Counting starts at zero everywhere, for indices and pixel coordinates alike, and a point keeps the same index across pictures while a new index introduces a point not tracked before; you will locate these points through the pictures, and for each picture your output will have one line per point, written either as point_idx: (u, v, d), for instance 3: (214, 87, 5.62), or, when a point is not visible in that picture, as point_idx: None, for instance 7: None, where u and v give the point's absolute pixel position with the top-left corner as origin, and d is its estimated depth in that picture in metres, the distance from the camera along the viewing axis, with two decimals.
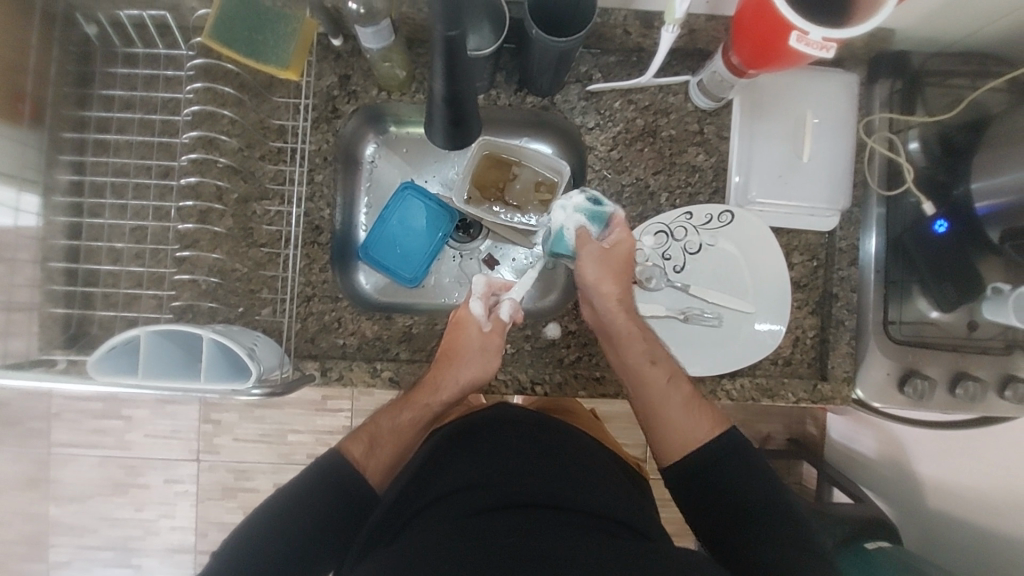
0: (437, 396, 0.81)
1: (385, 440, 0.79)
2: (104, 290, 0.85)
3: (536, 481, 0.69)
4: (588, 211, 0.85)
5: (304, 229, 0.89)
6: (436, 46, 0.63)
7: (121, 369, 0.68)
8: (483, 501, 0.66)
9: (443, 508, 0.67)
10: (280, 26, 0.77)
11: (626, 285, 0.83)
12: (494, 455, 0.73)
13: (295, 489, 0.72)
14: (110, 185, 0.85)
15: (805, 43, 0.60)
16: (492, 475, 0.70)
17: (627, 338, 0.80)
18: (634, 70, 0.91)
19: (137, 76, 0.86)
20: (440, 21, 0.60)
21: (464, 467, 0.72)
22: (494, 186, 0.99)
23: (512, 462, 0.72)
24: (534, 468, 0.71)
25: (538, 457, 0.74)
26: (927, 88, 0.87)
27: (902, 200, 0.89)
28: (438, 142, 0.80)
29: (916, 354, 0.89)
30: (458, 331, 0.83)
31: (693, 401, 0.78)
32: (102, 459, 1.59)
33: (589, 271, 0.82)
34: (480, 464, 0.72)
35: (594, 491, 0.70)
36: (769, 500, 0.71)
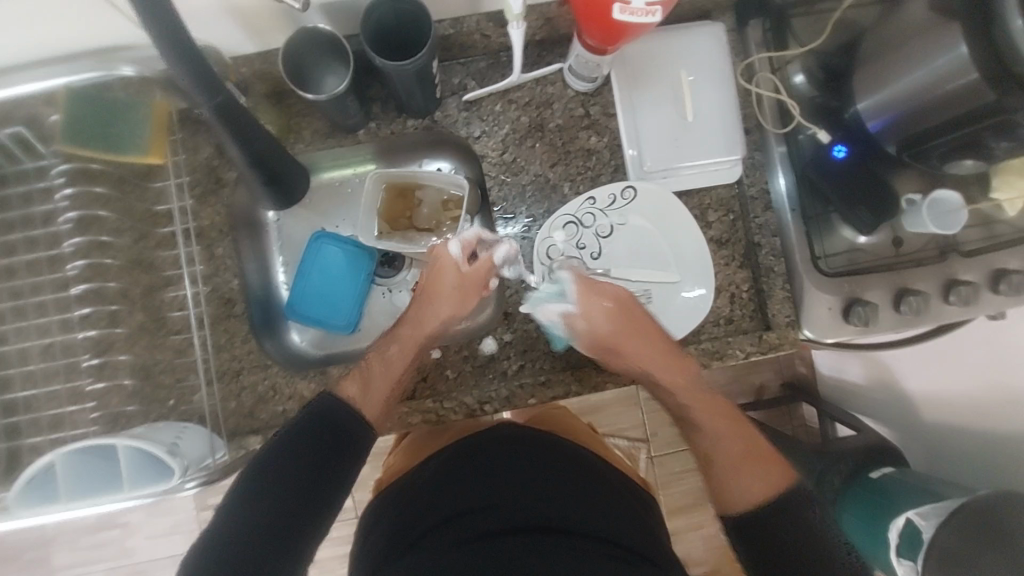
0: (427, 329, 0.81)
1: (380, 378, 0.78)
2: (26, 417, 0.82)
3: (534, 502, 0.66)
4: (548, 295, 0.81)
5: (214, 305, 0.90)
6: (211, 116, 0.64)
7: (43, 497, 0.67)
8: (491, 525, 0.63)
9: (449, 533, 0.64)
10: (131, 115, 0.78)
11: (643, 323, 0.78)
12: (486, 479, 0.70)
13: (274, 469, 0.67)
14: (10, 310, 0.83)
15: (629, 12, 0.59)
16: (488, 500, 0.67)
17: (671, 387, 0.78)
18: (507, 70, 0.90)
19: (10, 194, 0.83)
20: (203, 94, 0.60)
21: (457, 494, 0.68)
22: (402, 216, 0.96)
23: (507, 485, 0.69)
24: (531, 487, 0.68)
25: (533, 475, 0.70)
26: (795, 19, 0.86)
27: (799, 136, 0.88)
28: (267, 200, 0.83)
29: (853, 281, 0.88)
30: (436, 272, 0.81)
31: (744, 459, 0.73)
32: (109, 571, 1.57)
33: (599, 323, 0.78)
34: (473, 490, 0.68)
35: (590, 509, 0.67)
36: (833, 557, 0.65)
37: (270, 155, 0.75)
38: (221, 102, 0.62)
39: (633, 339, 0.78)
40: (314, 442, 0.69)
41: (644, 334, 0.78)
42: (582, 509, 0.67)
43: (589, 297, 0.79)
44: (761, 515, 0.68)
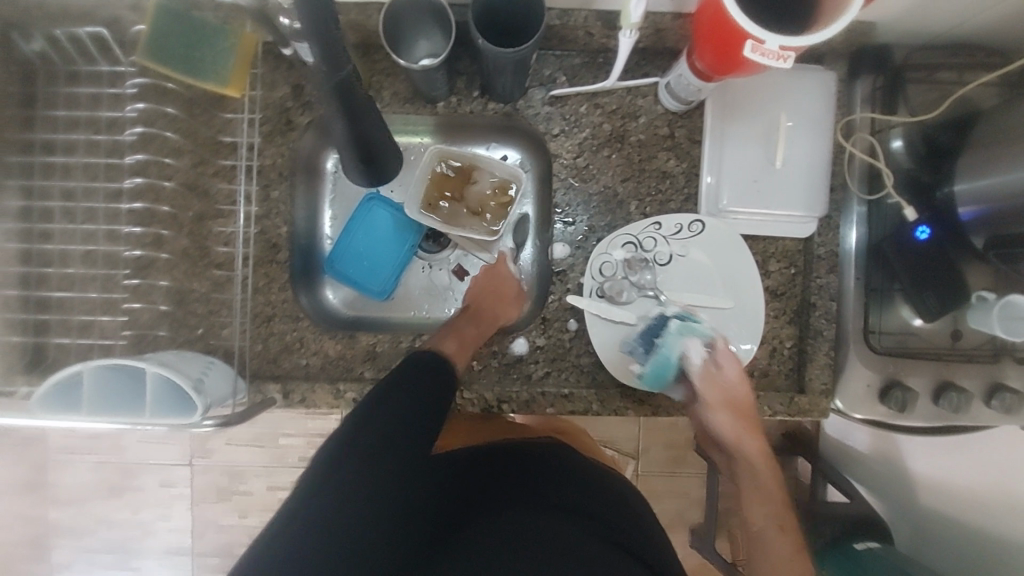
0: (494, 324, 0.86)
1: (468, 346, 0.81)
2: (58, 317, 0.83)
3: (566, 501, 0.73)
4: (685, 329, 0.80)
5: (259, 247, 0.87)
6: (327, 89, 0.61)
7: (66, 404, 0.67)
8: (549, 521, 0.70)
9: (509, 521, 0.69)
10: (218, 41, 0.73)
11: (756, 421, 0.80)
12: (530, 472, 0.76)
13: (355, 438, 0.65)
14: (60, 208, 0.83)
15: (761, 52, 0.55)
16: (535, 488, 0.74)
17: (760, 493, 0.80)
18: (600, 72, 0.87)
19: (80, 94, 0.82)
20: (325, 73, 0.58)
21: (502, 483, 0.75)
22: (446, 193, 0.94)
23: (549, 479, 0.75)
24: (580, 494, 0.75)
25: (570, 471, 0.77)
26: (909, 84, 0.82)
27: (882, 204, 0.85)
28: (354, 179, 0.80)
29: (899, 363, 0.85)
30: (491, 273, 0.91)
31: (784, 532, 0.77)
32: (97, 465, 1.61)
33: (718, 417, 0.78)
34: (519, 480, 0.75)
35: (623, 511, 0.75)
36: None
37: (373, 135, 0.72)
38: (341, 79, 0.60)
39: (736, 419, 0.78)
40: (425, 394, 0.70)
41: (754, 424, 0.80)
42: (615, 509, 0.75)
43: (710, 379, 0.78)
44: None
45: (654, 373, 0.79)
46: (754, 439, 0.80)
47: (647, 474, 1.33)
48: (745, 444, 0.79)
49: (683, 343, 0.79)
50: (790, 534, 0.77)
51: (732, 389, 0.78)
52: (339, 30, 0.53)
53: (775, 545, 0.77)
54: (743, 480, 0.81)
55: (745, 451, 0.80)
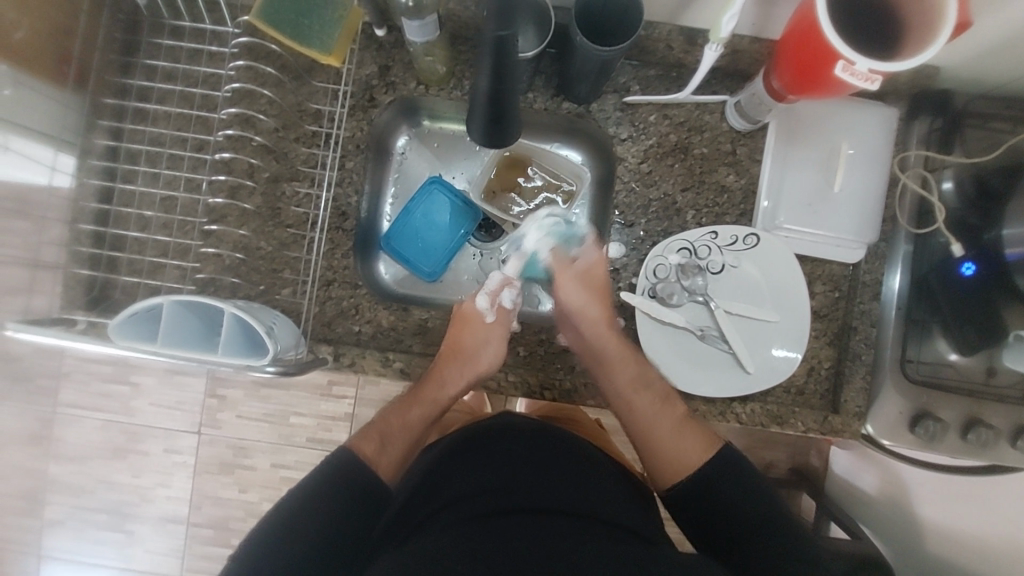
0: (445, 391, 0.85)
1: (396, 439, 0.79)
2: (129, 256, 0.85)
3: (519, 477, 0.72)
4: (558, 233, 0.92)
5: (330, 215, 0.90)
6: (485, 45, 0.63)
7: (141, 335, 0.69)
8: (497, 503, 0.68)
9: (460, 509, 0.68)
10: (326, 13, 0.80)
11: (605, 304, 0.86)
12: (504, 463, 0.74)
13: (310, 490, 0.69)
14: (146, 153, 0.86)
15: (850, 73, 0.60)
16: (505, 481, 0.71)
17: (617, 365, 0.83)
18: (673, 86, 0.91)
19: (181, 49, 0.87)
20: (491, 20, 0.60)
21: (474, 473, 0.73)
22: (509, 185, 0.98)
23: (523, 471, 0.73)
24: (533, 471, 0.73)
25: (550, 464, 0.75)
26: (966, 129, 0.86)
27: (929, 240, 0.88)
28: (477, 138, 0.77)
29: (931, 395, 0.88)
30: (464, 327, 0.87)
31: (685, 424, 0.80)
32: (106, 423, 1.56)
33: (571, 295, 0.86)
34: (490, 471, 0.73)
35: (604, 504, 0.71)
36: (763, 512, 0.70)
37: (509, 99, 0.70)
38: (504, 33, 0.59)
39: (586, 291, 0.86)
40: (335, 484, 0.70)
41: (599, 293, 0.87)
42: (594, 502, 0.71)
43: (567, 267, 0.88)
44: (699, 479, 0.73)
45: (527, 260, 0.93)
46: (602, 308, 0.85)
47: None
48: (597, 331, 0.83)
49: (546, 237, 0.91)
50: (704, 434, 0.78)
51: (591, 267, 0.88)
52: None
53: (666, 435, 0.78)
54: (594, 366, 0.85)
55: (608, 357, 0.83)
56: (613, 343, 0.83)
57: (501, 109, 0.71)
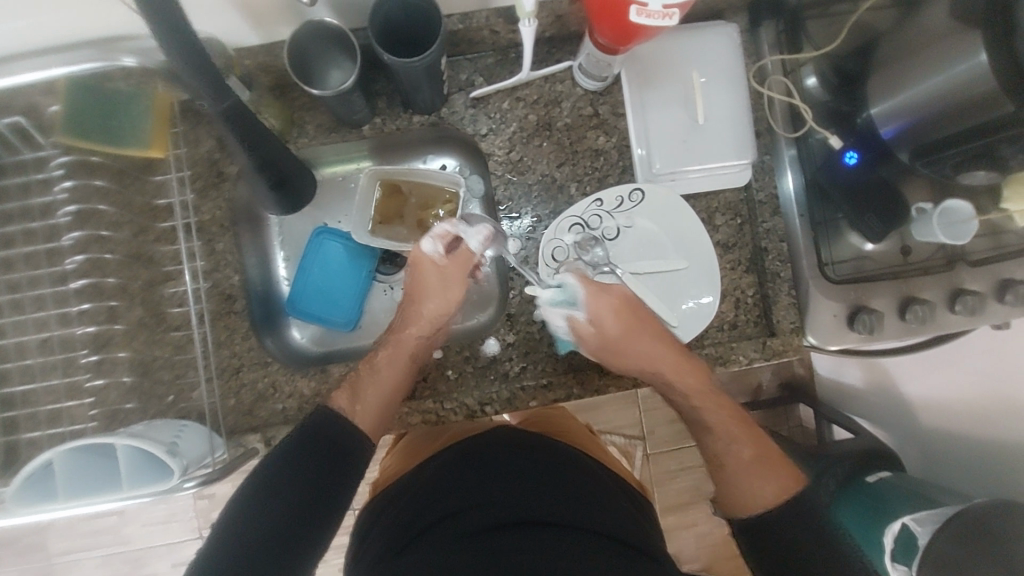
0: (407, 332, 0.81)
1: (370, 384, 0.78)
2: (24, 411, 0.80)
3: (509, 488, 0.67)
4: (560, 302, 0.79)
5: (214, 301, 0.87)
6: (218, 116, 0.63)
7: (41, 495, 0.66)
8: (487, 520, 0.63)
9: (445, 529, 0.63)
10: (132, 107, 0.77)
11: (641, 334, 0.78)
12: (493, 478, 0.69)
13: (268, 501, 0.65)
14: (6, 301, 0.80)
15: (646, 14, 0.57)
16: (492, 492, 0.67)
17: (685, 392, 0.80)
18: (516, 66, 0.89)
19: (6, 185, 0.80)
20: (208, 95, 0.59)
21: (462, 488, 0.69)
22: (391, 214, 0.93)
23: (511, 481, 0.68)
24: (527, 480, 0.69)
25: (541, 474, 0.70)
26: (809, 23, 0.85)
27: (809, 141, 0.87)
28: (271, 206, 0.81)
29: (859, 289, 0.87)
30: (416, 271, 0.82)
31: (759, 460, 0.74)
32: (104, 559, 1.47)
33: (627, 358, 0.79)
34: (480, 484, 0.68)
35: (595, 508, 0.67)
36: (823, 540, 0.66)
37: (278, 158, 0.74)
38: (226, 106, 0.62)
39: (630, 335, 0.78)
40: (306, 463, 0.67)
41: (653, 332, 0.79)
42: (581, 511, 0.66)
43: (591, 338, 0.78)
44: (774, 516, 0.69)
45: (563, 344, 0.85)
46: (671, 360, 0.79)
47: (655, 455, 1.28)
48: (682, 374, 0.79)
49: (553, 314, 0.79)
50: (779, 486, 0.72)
51: (606, 325, 0.77)
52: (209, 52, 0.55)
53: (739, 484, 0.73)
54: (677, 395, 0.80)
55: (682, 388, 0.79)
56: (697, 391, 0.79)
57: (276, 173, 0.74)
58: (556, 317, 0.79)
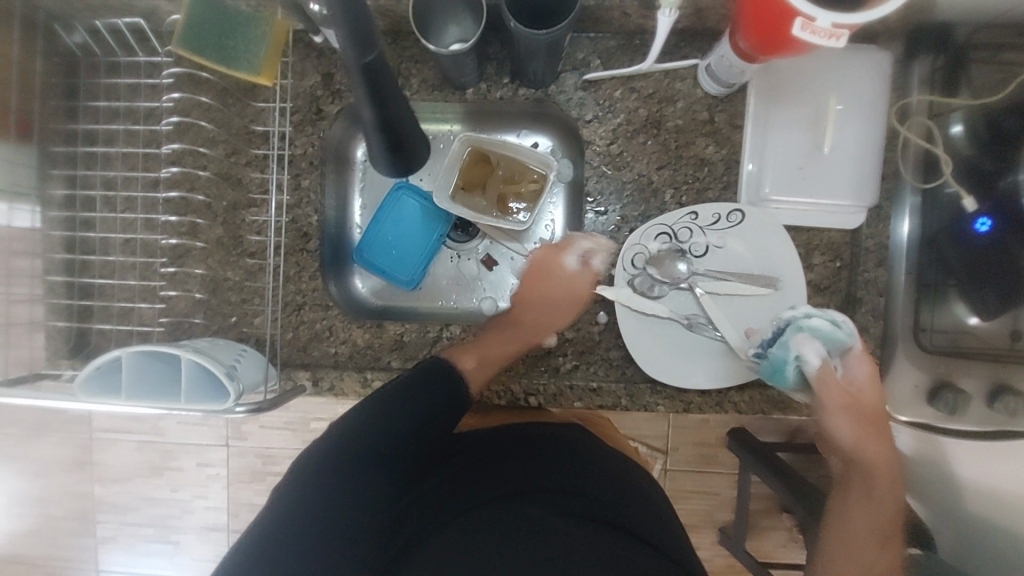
0: (536, 333, 0.84)
1: (493, 358, 0.81)
2: (100, 303, 0.85)
3: (575, 477, 0.67)
4: (825, 336, 0.73)
5: (290, 237, 0.87)
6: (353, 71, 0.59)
7: (106, 389, 0.69)
8: (553, 504, 0.63)
9: (507, 505, 0.62)
10: (249, 30, 0.74)
11: (879, 433, 0.76)
12: (557, 467, 0.68)
13: (354, 426, 0.66)
14: (102, 197, 0.85)
15: (811, 31, 0.52)
16: (558, 479, 0.66)
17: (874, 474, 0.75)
18: (637, 54, 0.84)
19: (119, 85, 0.84)
20: (353, 50, 0.56)
21: (527, 467, 0.68)
22: (474, 183, 0.91)
23: (576, 475, 0.68)
24: (589, 476, 0.68)
25: (601, 475, 0.69)
26: (973, 65, 0.77)
27: (940, 192, 0.80)
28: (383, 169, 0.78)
29: (949, 363, 0.81)
30: (548, 278, 0.85)
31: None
32: (139, 444, 1.51)
33: (842, 431, 0.76)
34: (545, 469, 0.68)
35: (647, 519, 0.66)
36: None
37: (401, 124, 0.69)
38: (370, 62, 0.58)
39: (860, 423, 0.76)
40: (411, 397, 0.69)
41: (875, 425, 0.76)
42: (638, 516, 0.65)
43: (832, 391, 0.75)
44: None
45: (768, 371, 0.76)
46: (879, 446, 0.76)
47: (675, 471, 1.22)
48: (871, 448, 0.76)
49: (799, 346, 0.73)
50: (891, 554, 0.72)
51: (860, 385, 0.76)
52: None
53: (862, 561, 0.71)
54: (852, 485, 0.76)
55: (869, 458, 0.76)
56: (883, 464, 0.75)
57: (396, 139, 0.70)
58: (810, 350, 0.73)
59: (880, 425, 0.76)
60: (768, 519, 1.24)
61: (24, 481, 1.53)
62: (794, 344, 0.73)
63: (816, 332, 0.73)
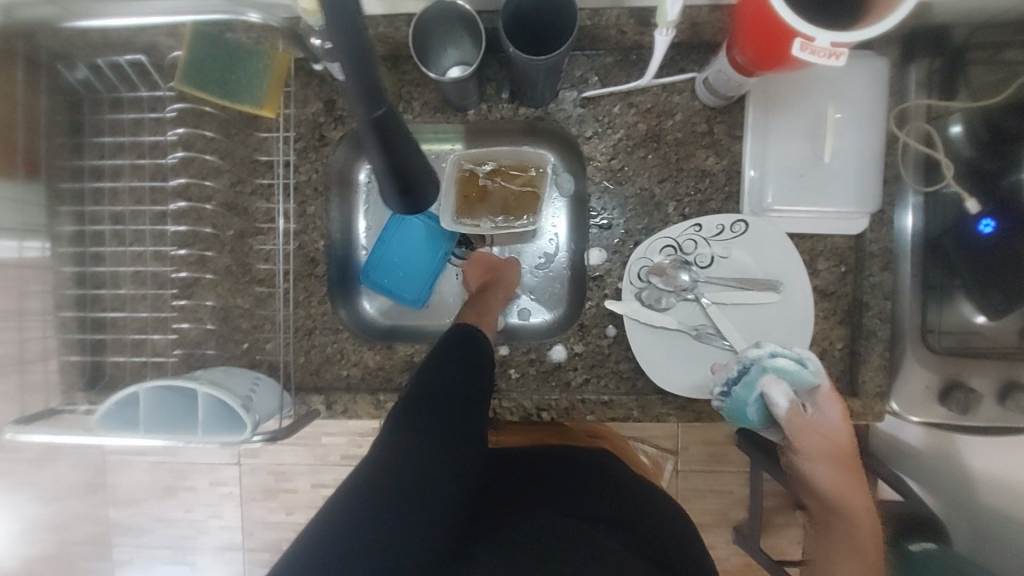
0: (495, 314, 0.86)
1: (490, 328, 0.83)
2: (113, 335, 0.86)
3: (612, 501, 0.75)
4: (793, 375, 0.72)
5: (298, 262, 0.88)
6: (363, 127, 0.59)
7: (123, 424, 0.70)
8: (590, 527, 0.71)
9: (553, 527, 0.70)
10: (252, 62, 0.75)
11: (857, 472, 0.77)
12: (595, 493, 0.76)
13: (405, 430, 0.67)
14: (110, 231, 0.86)
15: (810, 50, 0.52)
16: (596, 506, 0.74)
17: (857, 518, 0.77)
18: (634, 69, 0.84)
19: (124, 120, 0.85)
20: (360, 105, 0.56)
21: (565, 497, 0.75)
22: (478, 194, 0.91)
23: (612, 500, 0.75)
24: (621, 500, 0.76)
25: (634, 499, 0.77)
26: (971, 66, 0.78)
27: (942, 193, 0.80)
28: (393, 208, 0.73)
29: (958, 363, 0.81)
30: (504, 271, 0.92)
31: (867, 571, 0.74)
32: (153, 465, 1.52)
33: (818, 477, 0.76)
34: (580, 497, 0.75)
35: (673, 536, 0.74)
36: None
37: (411, 164, 0.66)
38: (378, 115, 0.58)
39: (836, 469, 0.76)
40: (455, 389, 0.71)
41: (853, 473, 0.77)
42: (666, 535, 0.74)
43: (815, 435, 0.74)
44: None
45: (734, 410, 0.74)
46: (858, 487, 0.77)
47: (686, 472, 1.23)
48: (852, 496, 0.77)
49: (765, 386, 0.71)
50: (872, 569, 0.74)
51: (839, 434, 0.74)
52: (367, 41, 0.51)
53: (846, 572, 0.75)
54: (840, 529, 0.78)
55: (848, 506, 0.77)
56: (862, 513, 0.76)
57: (406, 181, 0.67)
58: (783, 394, 0.71)
59: (857, 464, 0.77)
60: (782, 515, 1.24)
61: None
62: (762, 386, 0.71)
63: (781, 370, 0.72)
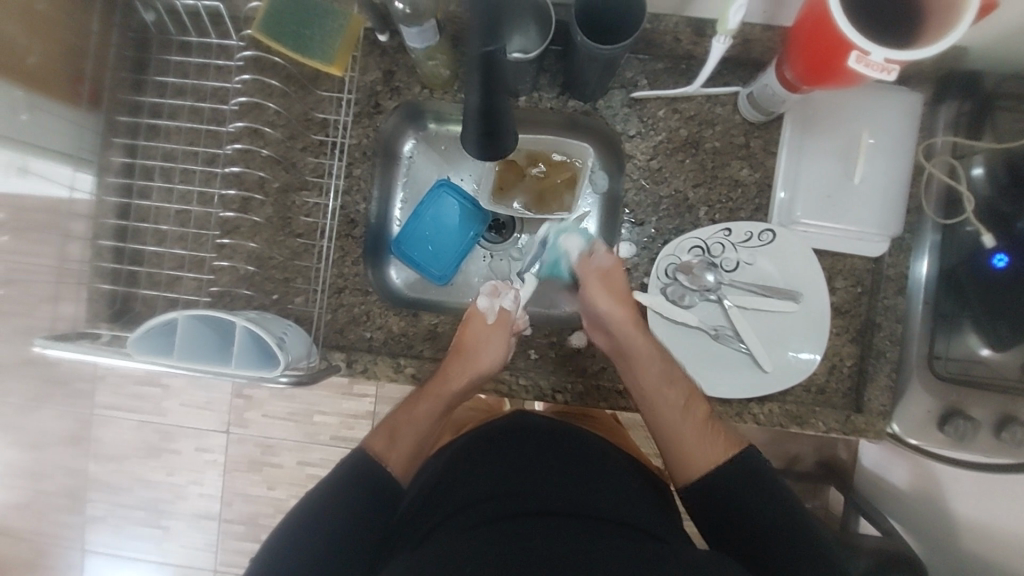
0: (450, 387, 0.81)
1: (408, 433, 0.76)
2: (148, 270, 0.88)
3: (541, 476, 0.70)
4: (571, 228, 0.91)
5: (338, 222, 0.90)
6: (471, 61, 0.60)
7: (157, 348, 0.71)
8: (514, 505, 0.65)
9: (477, 511, 0.65)
10: (327, 22, 0.80)
11: (631, 303, 0.82)
12: (525, 467, 0.71)
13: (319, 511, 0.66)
14: (159, 168, 0.88)
15: (865, 63, 0.57)
16: (525, 482, 0.69)
17: (639, 355, 0.79)
18: (682, 78, 0.89)
19: (189, 63, 0.88)
20: (478, 34, 0.57)
21: (492, 475, 0.70)
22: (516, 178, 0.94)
23: (546, 477, 0.70)
24: (555, 475, 0.70)
25: (574, 469, 0.72)
26: (998, 113, 0.82)
27: (959, 230, 0.84)
28: (470, 153, 0.73)
29: (962, 392, 0.84)
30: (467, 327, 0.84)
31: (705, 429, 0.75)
32: (140, 425, 1.43)
33: (600, 299, 0.81)
34: (510, 474, 0.70)
35: (620, 502, 0.69)
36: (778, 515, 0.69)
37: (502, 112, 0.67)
38: (489, 51, 0.59)
39: (607, 295, 0.81)
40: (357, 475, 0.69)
41: (623, 294, 0.82)
42: (612, 503, 0.68)
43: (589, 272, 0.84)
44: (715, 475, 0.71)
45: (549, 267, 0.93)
46: (629, 317, 0.80)
47: None
48: (626, 334, 0.79)
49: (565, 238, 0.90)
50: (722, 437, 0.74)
51: (610, 270, 0.84)
52: None
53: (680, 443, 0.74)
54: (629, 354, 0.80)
55: (635, 349, 0.79)
56: (647, 357, 0.79)
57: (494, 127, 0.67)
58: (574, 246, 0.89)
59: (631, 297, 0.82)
60: None
61: (13, 454, 1.44)
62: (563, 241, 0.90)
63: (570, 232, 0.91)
